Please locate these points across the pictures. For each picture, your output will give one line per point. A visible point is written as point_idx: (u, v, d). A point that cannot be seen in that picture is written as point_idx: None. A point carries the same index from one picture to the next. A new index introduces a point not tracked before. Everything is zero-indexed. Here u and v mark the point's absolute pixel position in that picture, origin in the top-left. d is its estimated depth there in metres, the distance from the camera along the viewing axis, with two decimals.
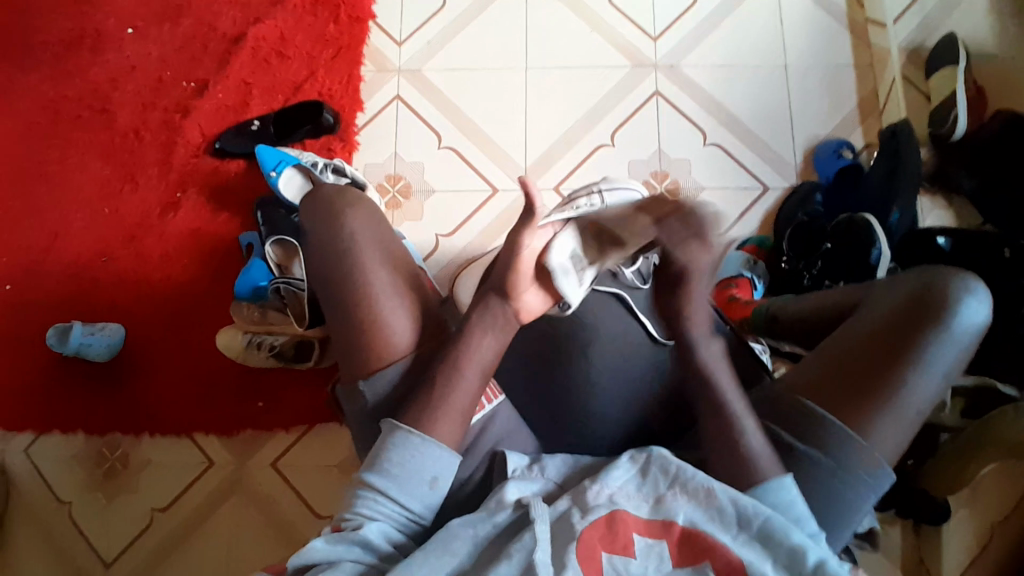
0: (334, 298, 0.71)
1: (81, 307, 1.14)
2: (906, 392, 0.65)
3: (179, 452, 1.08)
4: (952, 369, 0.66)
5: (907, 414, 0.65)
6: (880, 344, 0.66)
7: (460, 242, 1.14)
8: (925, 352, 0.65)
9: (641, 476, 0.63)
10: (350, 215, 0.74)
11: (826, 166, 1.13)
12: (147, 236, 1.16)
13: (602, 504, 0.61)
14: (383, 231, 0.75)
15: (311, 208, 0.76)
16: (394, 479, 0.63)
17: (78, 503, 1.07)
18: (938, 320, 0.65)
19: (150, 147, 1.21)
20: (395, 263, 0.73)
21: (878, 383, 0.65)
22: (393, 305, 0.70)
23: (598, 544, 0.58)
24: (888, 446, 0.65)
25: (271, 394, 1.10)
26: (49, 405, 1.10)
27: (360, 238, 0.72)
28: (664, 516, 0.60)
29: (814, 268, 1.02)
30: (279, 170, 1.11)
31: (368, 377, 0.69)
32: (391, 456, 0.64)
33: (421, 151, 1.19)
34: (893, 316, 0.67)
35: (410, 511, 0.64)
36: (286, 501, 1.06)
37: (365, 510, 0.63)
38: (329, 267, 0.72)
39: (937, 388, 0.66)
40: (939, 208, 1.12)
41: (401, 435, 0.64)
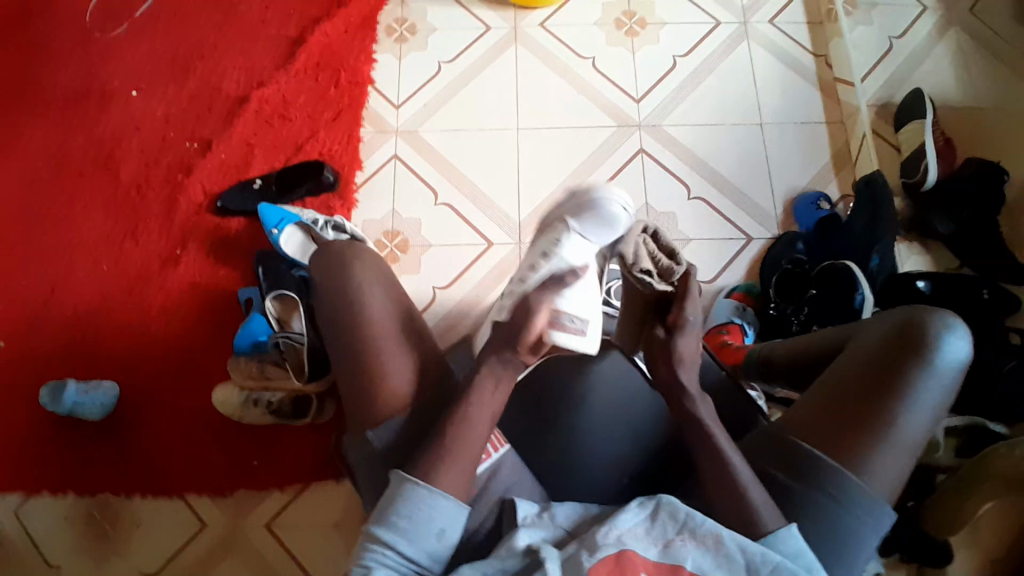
0: (340, 348, 0.73)
1: (77, 362, 1.13)
2: (897, 428, 0.67)
3: (172, 511, 1.06)
4: (941, 402, 0.69)
5: (901, 450, 0.67)
6: (866, 383, 0.69)
7: (459, 293, 1.17)
8: (910, 387, 0.68)
9: (649, 520, 0.63)
10: (362, 265, 0.77)
11: (805, 215, 1.18)
12: (146, 291, 1.17)
13: (611, 544, 0.61)
14: (391, 285, 0.77)
15: (317, 264, 0.78)
16: (405, 528, 0.63)
17: (66, 564, 1.03)
18: (921, 356, 0.69)
19: (152, 204, 1.23)
20: (404, 315, 0.75)
21: (869, 419, 0.68)
22: (401, 353, 0.72)
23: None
24: (885, 484, 0.67)
25: (266, 449, 1.08)
26: (39, 464, 1.07)
27: (368, 290, 0.75)
28: (673, 559, 0.61)
29: (802, 313, 1.06)
30: (280, 228, 1.14)
31: (379, 427, 0.69)
32: (400, 509, 0.64)
33: (419, 207, 1.22)
34: (875, 355, 0.71)
35: (416, 561, 0.63)
36: (281, 561, 1.04)
37: (371, 563, 0.62)
38: (338, 313, 0.74)
39: (928, 422, 0.68)
40: (914, 254, 1.15)
41: (411, 489, 0.64)
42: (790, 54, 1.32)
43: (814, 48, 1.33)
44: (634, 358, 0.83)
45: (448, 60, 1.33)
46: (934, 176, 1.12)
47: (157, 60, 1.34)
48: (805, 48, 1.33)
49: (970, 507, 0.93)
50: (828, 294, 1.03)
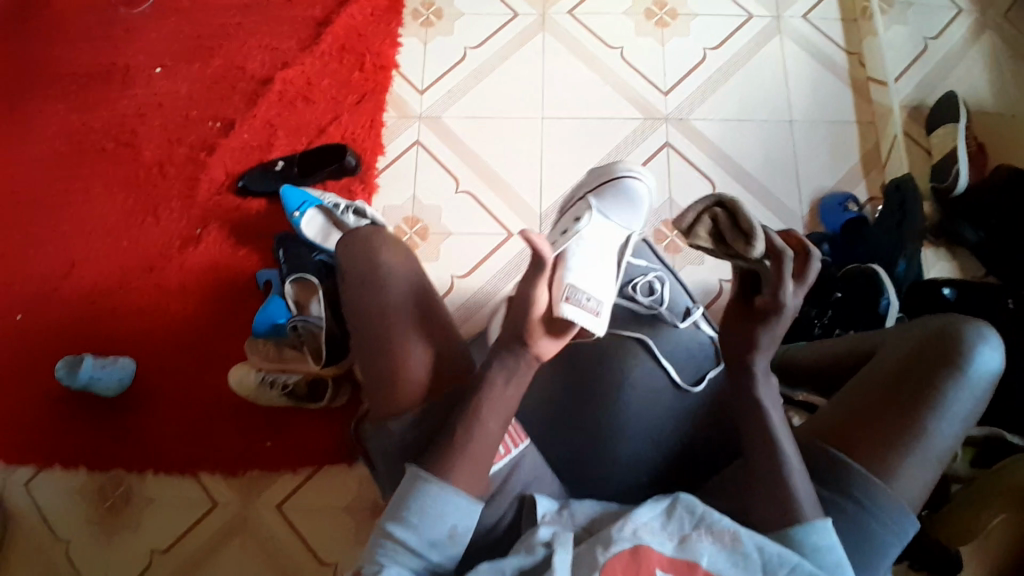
0: (361, 338, 0.72)
1: (95, 338, 1.13)
2: (926, 436, 0.67)
3: (184, 489, 1.06)
4: (970, 412, 0.69)
5: (929, 459, 0.67)
6: (896, 390, 0.69)
7: (477, 283, 1.16)
8: (940, 396, 0.68)
9: (665, 515, 0.64)
10: (389, 251, 0.76)
11: (831, 218, 1.16)
12: (164, 270, 1.17)
13: (626, 538, 0.61)
14: (413, 274, 0.76)
15: (346, 244, 0.77)
16: (415, 525, 0.63)
17: (77, 539, 1.03)
18: (955, 366, 0.69)
19: (172, 182, 1.22)
20: (422, 306, 0.74)
21: (900, 428, 0.67)
22: (426, 342, 0.72)
23: (621, 572, 0.59)
24: (911, 491, 0.67)
25: (281, 431, 1.09)
26: (54, 437, 1.08)
27: (391, 279, 0.74)
28: (688, 555, 0.61)
29: (825, 316, 1.05)
30: (302, 211, 1.13)
31: (401, 416, 0.70)
32: (417, 507, 0.63)
33: (440, 194, 1.21)
34: (906, 363, 0.71)
35: (429, 558, 0.63)
36: (292, 541, 1.04)
37: (386, 559, 0.63)
38: (363, 300, 0.73)
39: (957, 432, 0.68)
40: (941, 260, 1.15)
41: (430, 488, 0.64)
42: (823, 52, 1.30)
43: (848, 47, 1.30)
44: (659, 357, 0.83)
45: (474, 46, 1.31)
46: (967, 181, 1.10)
47: (182, 36, 1.32)
48: (839, 47, 1.30)
49: (983, 518, 0.92)
50: (854, 297, 1.02)
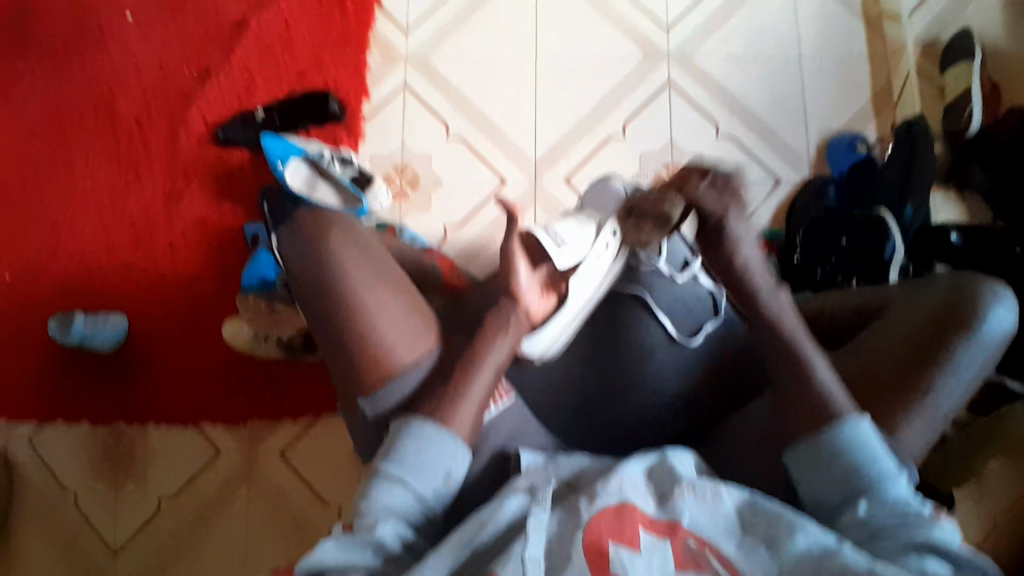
0: (330, 321, 0.71)
1: (86, 297, 1.12)
2: (935, 395, 0.69)
3: (186, 443, 1.07)
4: (978, 372, 0.71)
5: (935, 416, 0.70)
6: (908, 351, 0.72)
7: (470, 233, 1.13)
8: (951, 357, 0.70)
9: (649, 473, 0.66)
10: (338, 231, 0.74)
11: (839, 159, 1.12)
12: (152, 227, 1.15)
13: (611, 494, 0.62)
14: (364, 247, 0.74)
15: (291, 231, 0.75)
16: (411, 469, 0.65)
17: (83, 492, 1.04)
18: (968, 328, 0.70)
19: (153, 136, 1.18)
20: (383, 277, 0.73)
21: (910, 388, 0.70)
22: (396, 320, 0.71)
23: (605, 533, 0.59)
24: (916, 448, 0.69)
25: (279, 384, 1.09)
26: (51, 395, 1.08)
27: (339, 261, 0.71)
28: (670, 514, 0.61)
29: (828, 263, 1.02)
30: (285, 161, 1.10)
31: (368, 395, 0.71)
32: (405, 449, 0.66)
33: (430, 141, 1.17)
34: (920, 325, 0.72)
35: (424, 501, 0.65)
36: (292, 489, 1.06)
37: (375, 506, 0.63)
38: (320, 284, 0.71)
39: (964, 391, 0.71)
40: (951, 204, 1.10)
41: (416, 428, 0.66)
42: None
43: None
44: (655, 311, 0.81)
45: None
46: (981, 123, 1.05)
47: None
48: None
49: None
50: (860, 243, 0.97)
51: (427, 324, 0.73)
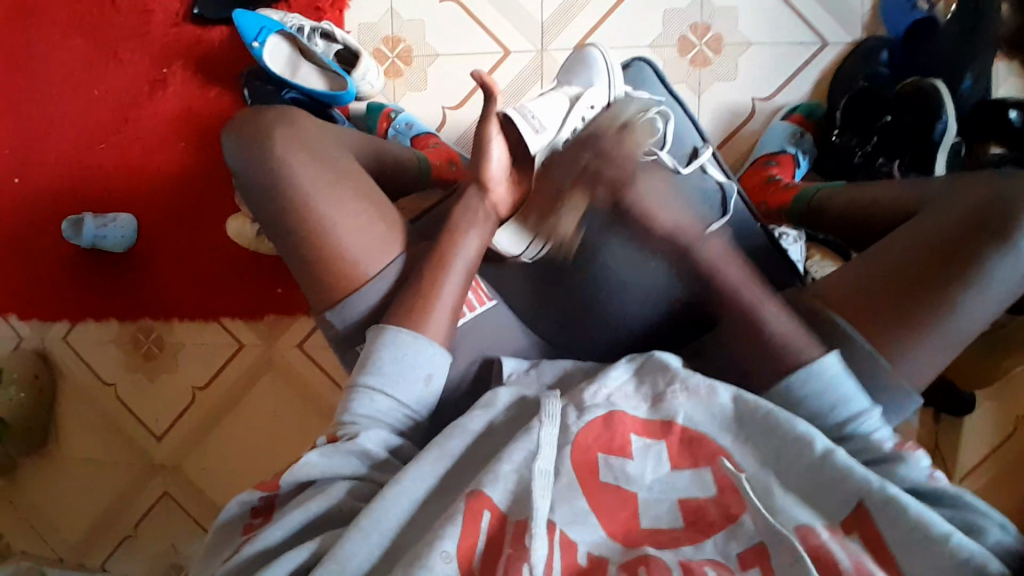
0: (307, 252, 0.68)
1: (92, 196, 1.11)
2: (955, 315, 0.61)
3: (208, 335, 1.13)
4: (1013, 290, 0.61)
5: (948, 338, 0.61)
6: (929, 261, 0.62)
7: (470, 116, 1.04)
8: (979, 272, 0.60)
9: (639, 378, 0.66)
10: (285, 131, 0.69)
11: (895, 18, 0.92)
12: (141, 119, 1.09)
13: (599, 406, 0.63)
14: (318, 149, 0.69)
15: (233, 137, 0.69)
16: (388, 377, 0.65)
17: (122, 383, 1.14)
18: (1007, 240, 0.59)
19: (125, 16, 1.08)
20: (341, 175, 0.69)
21: (924, 305, 0.61)
22: (356, 223, 0.68)
23: (595, 446, 0.60)
24: (923, 370, 0.63)
25: (287, 278, 1.09)
26: (80, 295, 1.13)
27: (289, 162, 0.67)
28: (664, 416, 0.62)
29: (868, 145, 0.90)
30: (262, 40, 0.97)
31: (335, 306, 0.69)
32: (382, 355, 0.65)
33: (421, 5, 1.04)
34: (951, 234, 0.61)
35: (407, 406, 0.66)
36: (312, 375, 1.11)
37: (360, 413, 0.64)
38: (269, 197, 0.67)
39: (993, 311, 0.61)
40: (1013, 76, 0.90)
41: (392, 334, 0.66)
42: None
43: None
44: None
45: None
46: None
47: None
48: None
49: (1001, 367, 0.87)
50: (905, 121, 0.85)
51: (390, 229, 0.70)
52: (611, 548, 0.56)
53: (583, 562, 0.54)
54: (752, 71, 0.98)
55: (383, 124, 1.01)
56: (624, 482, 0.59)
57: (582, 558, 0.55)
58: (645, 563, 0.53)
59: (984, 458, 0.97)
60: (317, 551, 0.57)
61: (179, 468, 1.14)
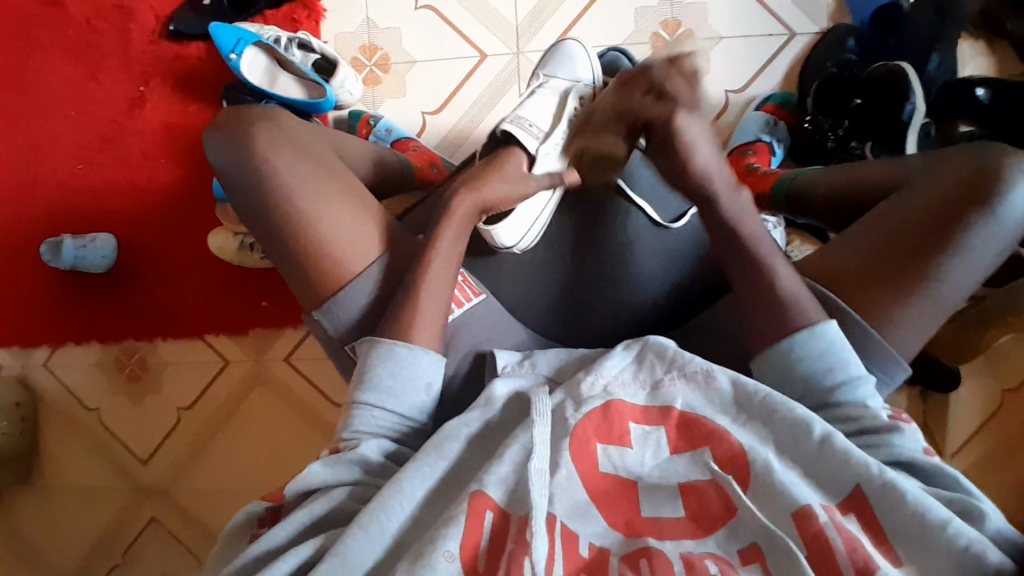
0: (295, 253, 0.68)
1: (71, 218, 1.09)
2: (939, 284, 0.62)
3: (194, 352, 1.11)
4: (994, 257, 0.63)
5: (936, 308, 0.63)
6: (912, 234, 0.63)
7: (449, 120, 1.05)
8: (962, 241, 0.61)
9: (637, 364, 0.66)
10: (269, 131, 0.68)
11: (861, 4, 0.96)
12: (119, 138, 1.08)
13: (597, 396, 0.63)
14: (302, 148, 0.69)
15: (220, 136, 0.70)
16: (386, 391, 0.65)
17: (106, 406, 1.12)
18: (986, 207, 0.61)
19: (101, 37, 1.08)
20: (326, 173, 0.69)
21: (908, 276, 0.62)
22: (343, 223, 0.68)
23: (593, 436, 0.60)
24: (912, 339, 0.64)
25: (274, 291, 1.08)
26: (62, 316, 1.11)
27: (274, 162, 0.66)
28: (663, 402, 0.63)
29: (841, 128, 0.92)
30: (239, 52, 0.98)
31: (324, 307, 0.68)
32: (378, 368, 0.66)
33: (397, 14, 1.05)
34: (930, 205, 0.63)
35: (407, 417, 0.66)
36: (303, 389, 1.10)
37: (361, 427, 0.65)
38: (254, 194, 0.67)
39: (976, 278, 0.63)
40: (979, 54, 0.93)
41: (385, 346, 0.66)
42: None
43: None
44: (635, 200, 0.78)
45: None
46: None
47: None
48: None
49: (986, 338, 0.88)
50: (877, 102, 0.86)
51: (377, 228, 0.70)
52: (614, 539, 0.56)
53: (587, 554, 0.55)
54: (724, 64, 1.01)
55: (363, 131, 1.03)
56: (623, 471, 0.60)
57: (585, 550, 0.56)
58: (646, 556, 0.54)
59: (976, 433, 0.97)
60: (320, 548, 0.59)
61: (166, 489, 1.11)
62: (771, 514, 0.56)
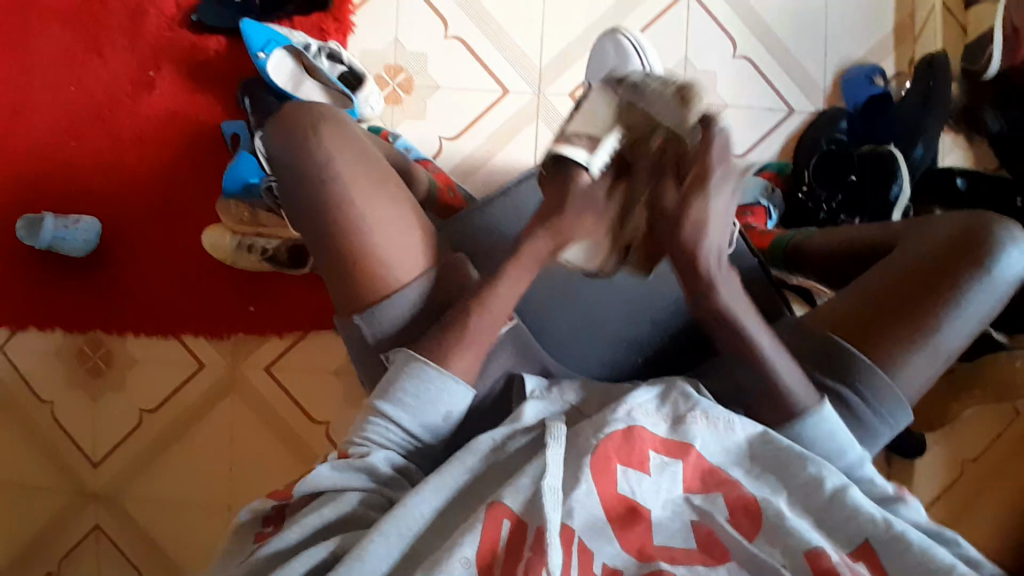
0: (332, 252, 0.67)
1: (54, 197, 1.04)
2: (938, 334, 0.68)
3: (167, 352, 1.05)
4: (985, 313, 0.69)
5: (932, 355, 0.68)
6: (919, 285, 0.69)
7: (465, 147, 1.07)
8: (960, 293, 0.68)
9: (661, 398, 0.63)
10: (330, 130, 0.67)
11: (854, 91, 1.07)
12: (119, 119, 1.05)
13: (620, 419, 0.59)
14: (360, 150, 0.69)
15: (277, 127, 0.68)
16: (408, 408, 0.62)
17: (62, 400, 1.04)
18: (981, 268, 0.68)
19: (116, 16, 1.06)
20: (377, 183, 0.68)
21: (912, 326, 0.68)
22: (393, 231, 0.67)
23: (613, 455, 0.57)
24: (911, 384, 0.69)
25: (264, 296, 1.05)
26: (26, 296, 1.04)
27: (332, 159, 0.66)
28: (683, 437, 0.60)
29: (834, 200, 0.99)
30: (267, 52, 0.99)
31: (365, 311, 0.67)
32: (406, 385, 0.62)
33: (426, 39, 1.08)
34: (933, 262, 0.69)
35: (420, 436, 0.64)
36: (281, 402, 1.05)
37: (373, 437, 0.62)
38: (309, 190, 0.66)
39: (968, 331, 0.69)
40: (957, 148, 1.05)
41: (418, 366, 0.63)
42: None
43: None
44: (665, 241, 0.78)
45: None
46: (1000, 66, 0.97)
47: None
48: None
49: None
50: (869, 180, 0.96)
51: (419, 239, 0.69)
52: (627, 562, 0.54)
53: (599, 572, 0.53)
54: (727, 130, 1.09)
55: None
56: (637, 498, 0.57)
57: (597, 568, 0.54)
58: None
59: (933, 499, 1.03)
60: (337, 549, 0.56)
61: (114, 496, 1.03)
62: (783, 551, 0.55)
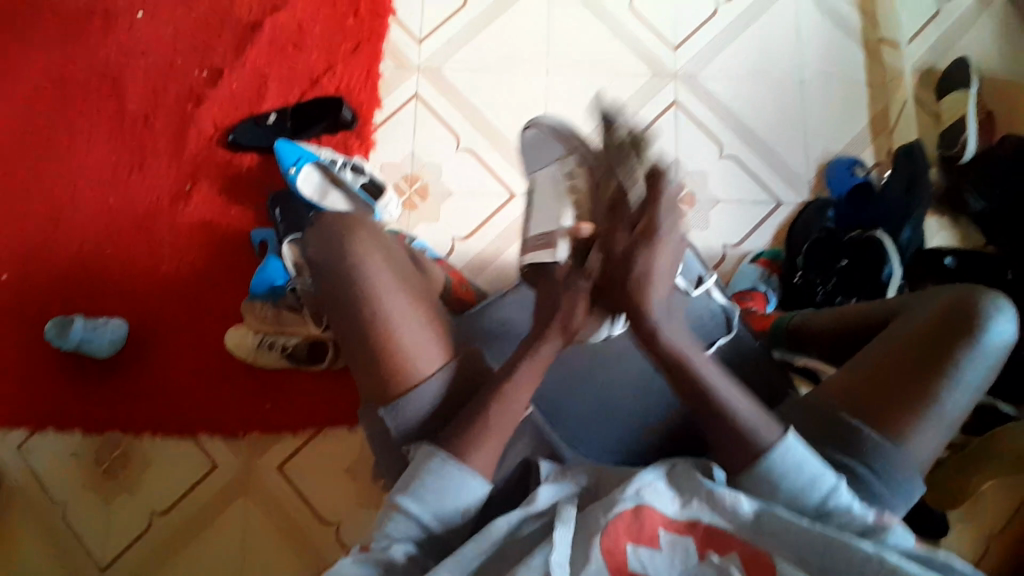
0: (354, 331, 0.70)
1: (85, 300, 1.09)
2: (940, 405, 0.68)
3: (182, 451, 1.05)
4: (981, 381, 0.70)
5: (937, 425, 0.68)
6: (915, 356, 0.70)
7: (477, 246, 1.14)
8: (954, 364, 0.69)
9: (669, 474, 0.61)
10: (365, 236, 0.72)
11: (838, 182, 1.15)
12: (153, 228, 1.13)
13: (629, 498, 0.59)
14: (391, 254, 0.74)
15: (316, 230, 0.74)
16: (427, 504, 0.63)
17: (74, 501, 1.03)
18: (972, 337, 0.69)
19: (158, 137, 1.17)
20: (406, 285, 0.72)
21: (914, 398, 0.68)
22: (418, 331, 0.70)
23: (623, 535, 0.57)
24: (922, 455, 0.68)
25: (280, 395, 1.07)
26: (47, 397, 1.06)
27: (365, 261, 0.71)
28: (691, 516, 0.59)
29: (829, 284, 1.04)
30: (297, 167, 1.09)
31: (390, 405, 0.69)
32: (426, 481, 0.63)
33: (440, 151, 1.18)
34: (925, 334, 0.70)
35: (437, 530, 0.63)
36: (292, 503, 1.03)
37: (393, 532, 0.62)
38: (341, 287, 0.70)
39: (969, 399, 0.69)
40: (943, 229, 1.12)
41: (438, 462, 0.63)
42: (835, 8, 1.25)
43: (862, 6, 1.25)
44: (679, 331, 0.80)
45: None
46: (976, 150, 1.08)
47: None
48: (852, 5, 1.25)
49: (972, 481, 0.95)
50: (861, 263, 1.02)
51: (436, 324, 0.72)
52: None
53: None
54: (721, 222, 1.16)
55: None
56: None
57: None
58: None
59: None
60: None
61: None
62: None
